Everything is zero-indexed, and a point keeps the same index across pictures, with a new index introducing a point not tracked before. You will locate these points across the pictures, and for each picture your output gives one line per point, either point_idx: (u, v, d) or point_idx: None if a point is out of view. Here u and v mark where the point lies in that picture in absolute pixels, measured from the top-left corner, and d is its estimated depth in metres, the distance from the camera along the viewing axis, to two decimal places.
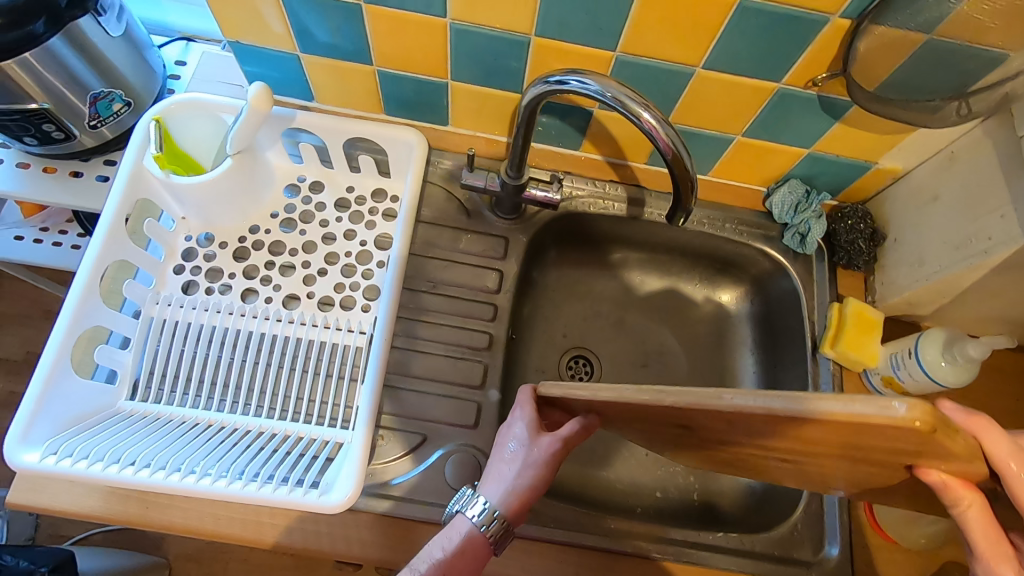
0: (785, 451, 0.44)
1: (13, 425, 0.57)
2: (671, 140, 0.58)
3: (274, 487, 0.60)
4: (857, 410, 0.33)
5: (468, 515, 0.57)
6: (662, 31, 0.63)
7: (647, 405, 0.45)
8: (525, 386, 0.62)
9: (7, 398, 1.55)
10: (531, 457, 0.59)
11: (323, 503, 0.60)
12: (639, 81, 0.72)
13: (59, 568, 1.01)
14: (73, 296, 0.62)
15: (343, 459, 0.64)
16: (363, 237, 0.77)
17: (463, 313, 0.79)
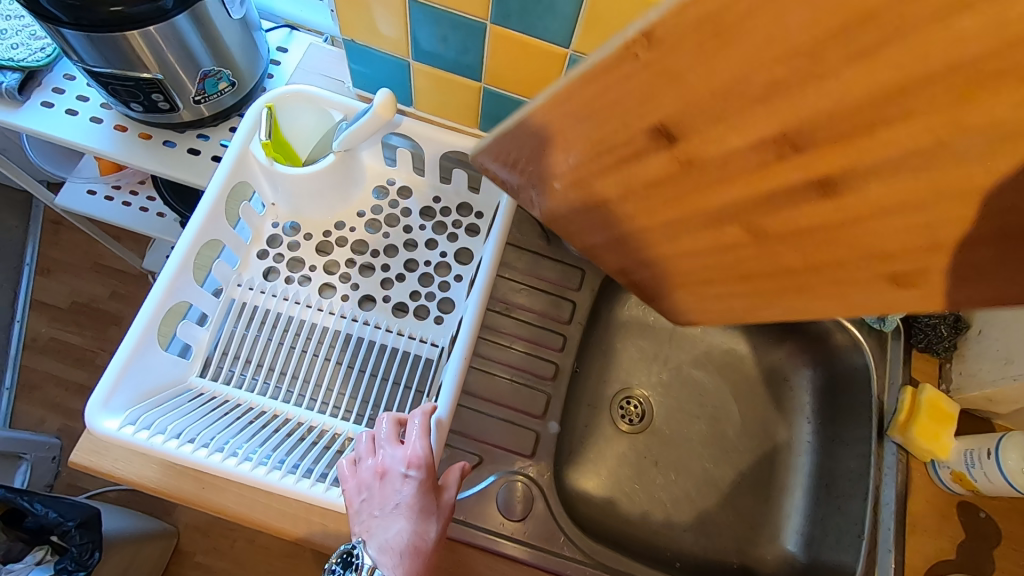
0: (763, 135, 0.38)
1: (97, 389, 0.57)
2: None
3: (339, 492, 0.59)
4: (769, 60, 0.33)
5: None
6: None
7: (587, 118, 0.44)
8: (384, 418, 0.59)
9: (46, 343, 1.58)
10: (419, 500, 0.55)
11: None
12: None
13: (85, 524, 1.02)
14: (170, 269, 0.62)
15: None
16: (444, 249, 0.76)
17: (533, 340, 0.78)
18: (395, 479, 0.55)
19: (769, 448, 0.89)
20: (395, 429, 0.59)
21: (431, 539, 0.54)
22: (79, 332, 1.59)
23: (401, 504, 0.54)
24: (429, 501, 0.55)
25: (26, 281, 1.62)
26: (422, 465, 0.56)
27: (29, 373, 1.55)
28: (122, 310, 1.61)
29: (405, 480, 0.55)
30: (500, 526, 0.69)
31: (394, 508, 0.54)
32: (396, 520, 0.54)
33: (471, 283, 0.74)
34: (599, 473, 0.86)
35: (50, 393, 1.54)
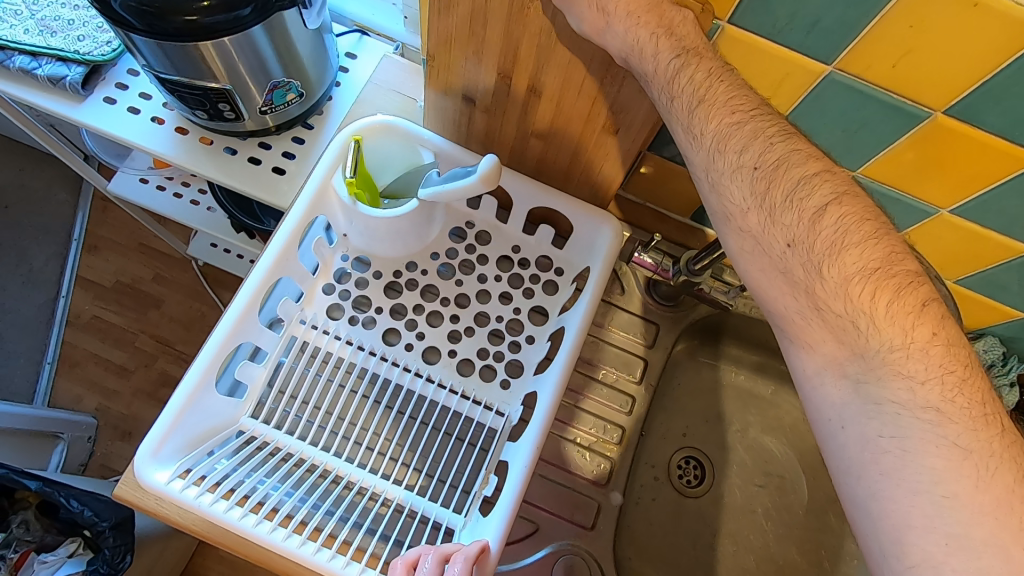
0: (542, 123, 0.63)
1: (145, 441, 0.54)
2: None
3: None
4: (466, 124, 0.69)
5: None
6: (930, 174, 0.58)
7: (448, 107, 0.67)
8: (428, 551, 0.52)
9: (88, 321, 1.58)
10: None
11: None
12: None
13: (119, 526, 0.99)
14: (233, 313, 0.59)
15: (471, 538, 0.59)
16: (519, 304, 0.73)
17: (600, 401, 0.73)
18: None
19: (836, 528, 0.84)
20: (437, 566, 0.51)
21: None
22: (120, 312, 1.59)
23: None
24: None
25: (72, 255, 1.62)
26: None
27: (70, 349, 1.56)
28: (163, 293, 1.61)
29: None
30: None
31: None
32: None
33: (545, 348, 0.71)
34: (655, 542, 0.81)
35: (89, 371, 1.54)
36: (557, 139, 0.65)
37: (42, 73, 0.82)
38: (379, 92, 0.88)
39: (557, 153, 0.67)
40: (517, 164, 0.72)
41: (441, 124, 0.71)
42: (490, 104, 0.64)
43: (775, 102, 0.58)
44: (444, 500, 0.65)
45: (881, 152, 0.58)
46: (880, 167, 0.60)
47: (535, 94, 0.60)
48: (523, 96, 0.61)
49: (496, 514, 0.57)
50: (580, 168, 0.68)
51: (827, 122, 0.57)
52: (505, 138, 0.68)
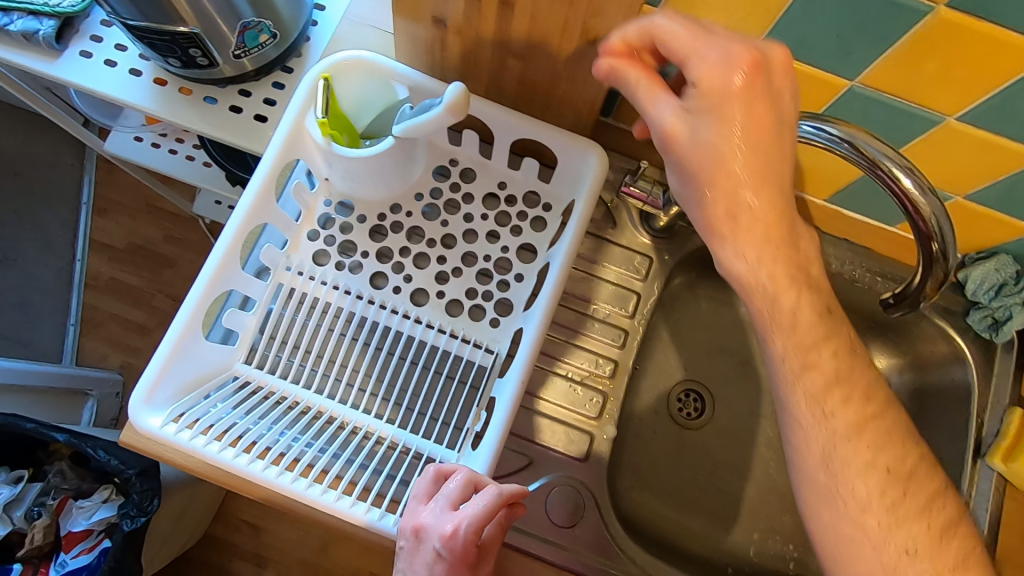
0: (518, 40, 0.60)
1: (138, 386, 0.55)
2: (935, 223, 0.52)
3: (380, 517, 0.57)
4: (440, 50, 0.65)
5: None
6: (935, 78, 0.54)
7: (419, 33, 0.63)
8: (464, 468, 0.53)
9: (106, 283, 1.62)
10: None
11: None
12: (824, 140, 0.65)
13: (144, 472, 1.03)
14: (214, 259, 0.59)
15: None
16: (507, 242, 0.72)
17: (592, 336, 0.72)
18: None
19: None
20: (460, 488, 0.52)
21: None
22: (135, 273, 1.63)
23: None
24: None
25: (84, 219, 1.65)
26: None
27: (91, 311, 1.61)
28: (175, 253, 1.64)
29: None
30: (554, 535, 0.66)
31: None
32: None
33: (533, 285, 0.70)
34: (656, 473, 0.82)
35: (111, 331, 1.60)
36: (535, 57, 0.61)
37: (15, 28, 0.80)
38: (355, 28, 0.85)
39: (536, 74, 0.64)
40: (496, 92, 0.70)
41: (415, 54, 0.68)
42: (460, 25, 0.60)
43: (762, 12, 0.53)
44: (438, 436, 0.66)
45: (880, 57, 0.53)
46: (880, 74, 0.55)
47: (506, 11, 0.56)
48: (494, 13, 0.57)
49: (485, 447, 0.58)
50: (562, 89, 0.65)
51: (818, 27, 0.53)
52: (480, 63, 0.65)
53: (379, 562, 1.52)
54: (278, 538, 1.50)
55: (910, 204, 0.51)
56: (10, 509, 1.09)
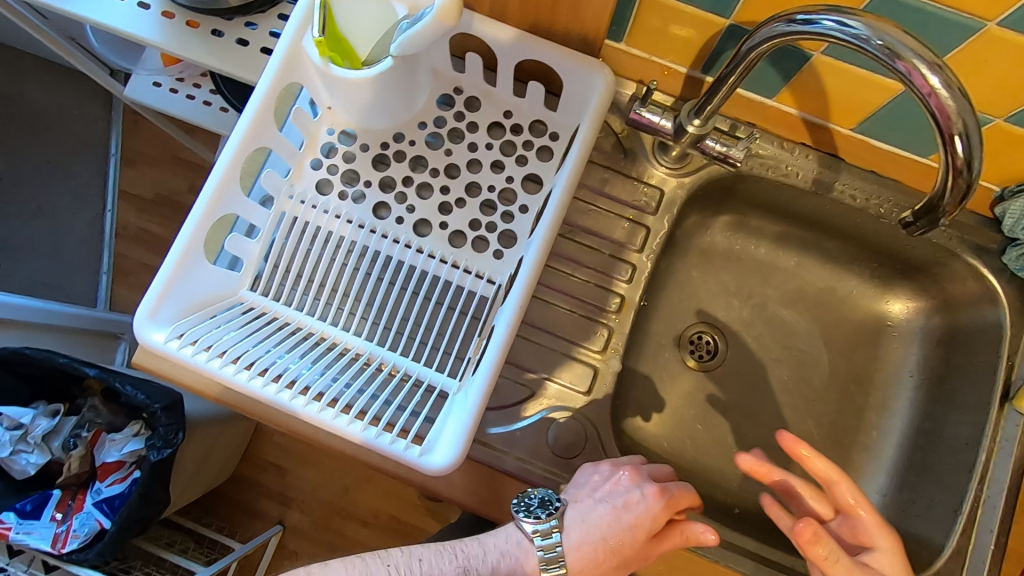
0: None
1: (142, 302, 0.56)
2: (959, 118, 0.46)
3: (376, 434, 0.55)
4: None
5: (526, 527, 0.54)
6: None
7: None
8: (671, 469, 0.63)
9: (136, 233, 1.67)
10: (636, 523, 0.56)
11: (423, 463, 0.54)
12: (852, 56, 0.60)
13: (169, 408, 1.07)
14: (213, 181, 0.59)
15: (457, 407, 0.56)
16: (512, 172, 0.71)
17: (598, 270, 0.70)
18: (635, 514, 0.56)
19: (858, 398, 0.82)
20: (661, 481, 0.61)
21: (582, 562, 0.55)
22: (163, 223, 1.68)
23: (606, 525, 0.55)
24: (610, 559, 0.56)
25: (113, 170, 1.69)
26: (643, 529, 0.55)
27: (122, 259, 1.66)
28: None
29: (640, 515, 0.56)
30: (557, 467, 0.65)
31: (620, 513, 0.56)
32: (598, 516, 0.56)
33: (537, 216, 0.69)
34: (662, 413, 0.81)
35: (142, 279, 1.66)
36: None
37: None
38: None
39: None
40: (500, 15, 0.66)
41: None
42: None
43: None
44: (438, 364, 0.66)
45: None
46: None
47: None
48: None
49: (480, 374, 0.56)
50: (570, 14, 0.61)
51: None
52: None
53: (397, 504, 1.57)
54: (303, 478, 1.56)
55: (938, 108, 0.46)
56: (48, 440, 1.15)
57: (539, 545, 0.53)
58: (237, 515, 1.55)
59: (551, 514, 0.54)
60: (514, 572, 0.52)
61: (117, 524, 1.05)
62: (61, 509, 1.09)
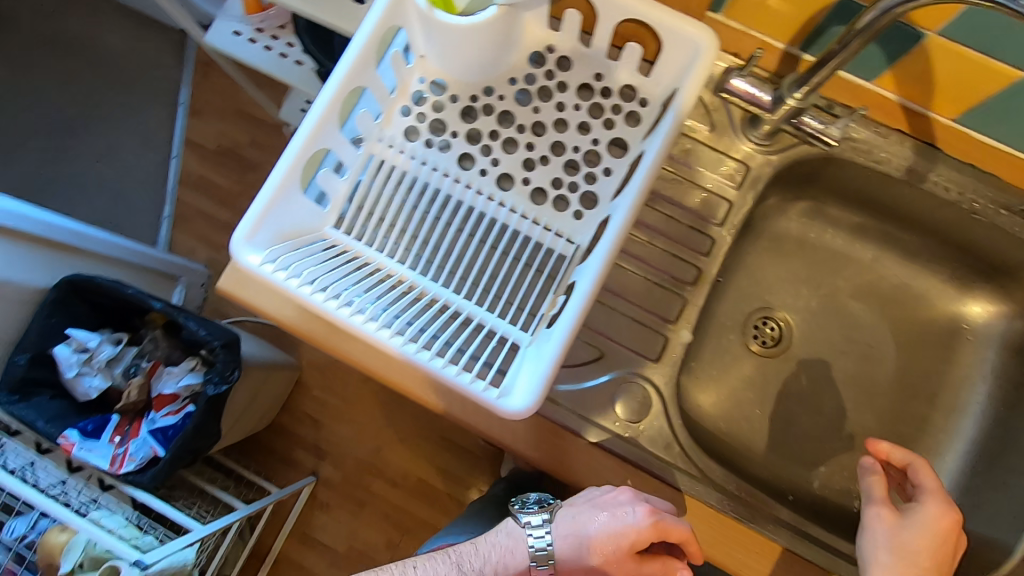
0: None
1: (241, 224, 0.58)
2: None
3: (456, 372, 0.56)
4: None
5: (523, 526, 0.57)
6: None
7: None
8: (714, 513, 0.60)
9: (197, 181, 1.72)
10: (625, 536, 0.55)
11: (501, 405, 0.55)
12: (972, 35, 0.58)
13: (228, 345, 1.11)
14: (314, 114, 0.61)
15: (537, 355, 0.57)
16: (598, 135, 0.70)
17: (677, 240, 0.70)
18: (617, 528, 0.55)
19: (924, 399, 0.81)
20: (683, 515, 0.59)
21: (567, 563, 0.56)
22: (224, 173, 1.72)
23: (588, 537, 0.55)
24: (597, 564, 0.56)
25: (180, 118, 1.74)
26: (628, 544, 0.54)
27: (182, 205, 1.71)
28: (259, 158, 1.72)
29: (628, 530, 0.55)
30: (621, 429, 0.66)
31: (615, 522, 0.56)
32: (584, 530, 0.56)
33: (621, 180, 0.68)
34: (721, 393, 0.81)
35: (200, 226, 1.70)
36: None
37: None
38: None
39: None
40: None
41: None
42: None
43: None
44: (512, 317, 0.66)
45: None
46: None
47: None
48: None
49: (561, 325, 0.56)
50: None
51: None
52: None
53: (427, 469, 1.60)
54: (339, 433, 1.60)
55: None
56: (111, 366, 1.20)
57: (530, 540, 0.56)
58: (272, 462, 1.59)
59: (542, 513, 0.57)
60: (504, 568, 0.56)
61: (171, 452, 1.09)
62: (119, 433, 1.14)
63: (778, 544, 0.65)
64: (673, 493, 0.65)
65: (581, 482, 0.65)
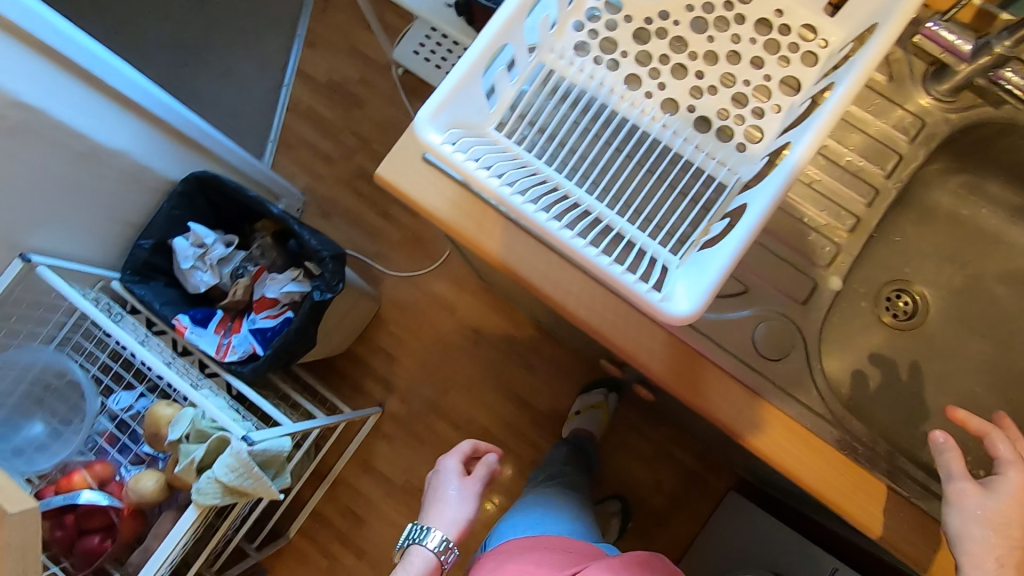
0: None
1: (428, 102, 0.59)
2: None
3: (621, 271, 0.56)
4: None
5: (427, 544, 0.75)
6: None
7: None
8: (466, 440, 0.86)
9: (304, 111, 1.78)
10: (467, 494, 0.81)
11: (667, 309, 0.55)
12: None
13: (337, 257, 1.16)
14: (507, 9, 0.61)
15: (705, 267, 0.56)
16: (771, 72, 0.69)
17: (838, 187, 0.68)
18: (466, 490, 0.81)
19: None
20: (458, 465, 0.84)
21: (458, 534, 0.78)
22: (331, 107, 1.77)
23: (456, 514, 0.79)
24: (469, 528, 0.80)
25: (295, 49, 1.80)
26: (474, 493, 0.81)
27: (289, 132, 1.77)
28: (366, 96, 1.76)
29: (467, 485, 0.82)
30: (760, 365, 0.65)
31: (462, 497, 0.81)
32: (448, 518, 0.78)
33: (791, 118, 0.67)
34: (843, 355, 0.81)
35: (302, 155, 1.76)
36: None
37: None
38: None
39: None
40: None
41: None
42: None
43: None
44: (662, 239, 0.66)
45: None
46: None
47: None
48: None
49: (734, 239, 0.55)
50: None
51: None
52: None
53: (491, 417, 1.63)
54: (410, 369, 1.65)
55: None
56: (220, 266, 1.25)
57: (431, 543, 0.75)
58: (344, 388, 1.64)
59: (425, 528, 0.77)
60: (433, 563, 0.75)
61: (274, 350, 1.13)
62: (224, 327, 1.20)
63: (891, 488, 0.63)
64: (807, 434, 0.64)
65: (713, 410, 0.65)
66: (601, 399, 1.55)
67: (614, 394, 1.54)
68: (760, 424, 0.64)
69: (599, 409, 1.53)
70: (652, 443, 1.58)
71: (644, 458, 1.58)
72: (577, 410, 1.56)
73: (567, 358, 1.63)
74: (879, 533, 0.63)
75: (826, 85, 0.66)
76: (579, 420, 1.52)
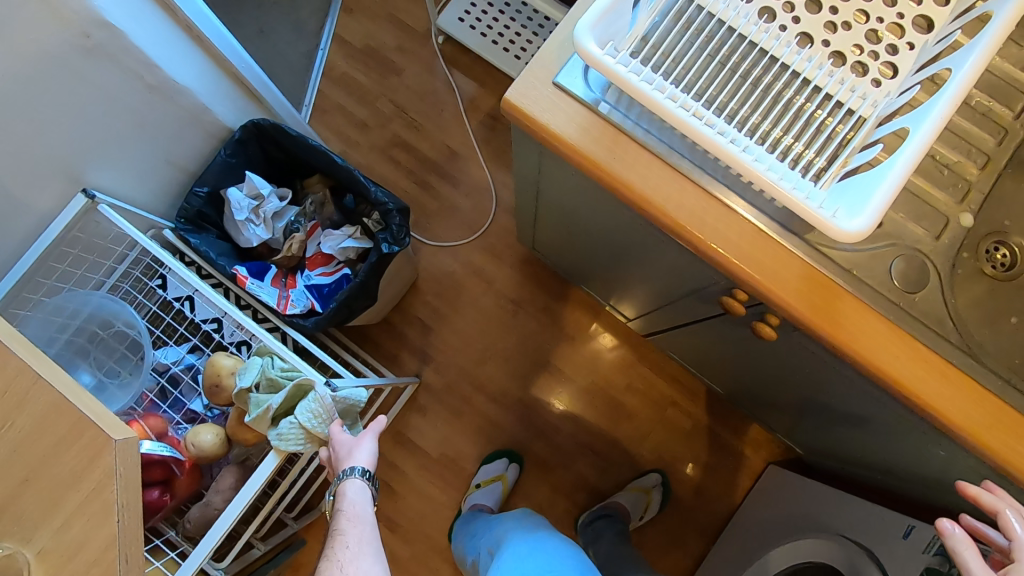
0: None
1: (589, 12, 0.59)
2: None
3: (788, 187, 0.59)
4: None
5: (354, 475, 0.81)
6: None
7: None
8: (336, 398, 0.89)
9: (340, 77, 1.72)
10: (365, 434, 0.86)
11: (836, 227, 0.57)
12: None
13: (403, 211, 1.12)
14: None
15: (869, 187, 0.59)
16: (904, 10, 0.68)
17: (968, 125, 0.69)
18: (362, 438, 0.85)
19: None
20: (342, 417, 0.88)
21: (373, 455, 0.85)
22: (367, 73, 1.72)
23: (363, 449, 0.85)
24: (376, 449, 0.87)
25: (332, 14, 1.75)
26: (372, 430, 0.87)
27: (323, 98, 1.72)
28: (404, 63, 1.72)
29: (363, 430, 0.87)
30: (897, 297, 0.65)
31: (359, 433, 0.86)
32: (360, 458, 0.83)
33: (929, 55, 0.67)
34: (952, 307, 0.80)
35: (335, 120, 1.71)
36: None
37: None
38: None
39: None
40: None
41: None
42: None
43: None
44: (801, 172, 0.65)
45: None
46: None
47: None
48: None
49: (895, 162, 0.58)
50: None
51: None
52: None
53: (528, 391, 1.61)
54: (446, 340, 1.62)
55: None
56: (273, 220, 1.20)
57: (357, 473, 0.81)
58: (378, 359, 1.61)
59: (343, 473, 0.82)
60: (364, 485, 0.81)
61: (338, 304, 1.10)
62: (279, 282, 1.15)
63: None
64: (943, 364, 0.65)
65: (850, 340, 0.65)
66: (502, 470, 1.53)
67: (514, 467, 1.53)
68: (895, 352, 0.65)
69: (500, 480, 1.50)
70: (692, 418, 1.58)
71: (683, 433, 1.58)
72: (478, 482, 1.52)
73: (607, 333, 1.62)
74: (1014, 463, 0.63)
75: (962, 25, 0.67)
76: (478, 494, 1.49)
